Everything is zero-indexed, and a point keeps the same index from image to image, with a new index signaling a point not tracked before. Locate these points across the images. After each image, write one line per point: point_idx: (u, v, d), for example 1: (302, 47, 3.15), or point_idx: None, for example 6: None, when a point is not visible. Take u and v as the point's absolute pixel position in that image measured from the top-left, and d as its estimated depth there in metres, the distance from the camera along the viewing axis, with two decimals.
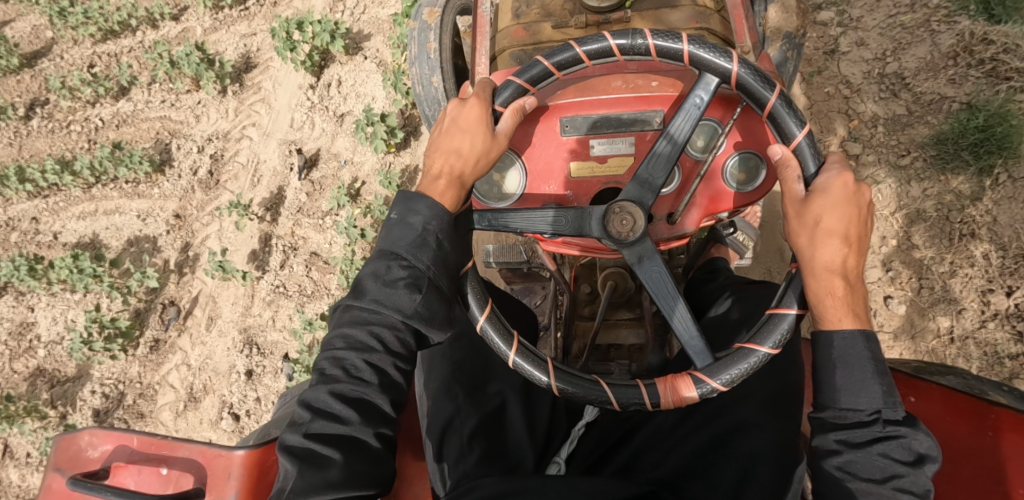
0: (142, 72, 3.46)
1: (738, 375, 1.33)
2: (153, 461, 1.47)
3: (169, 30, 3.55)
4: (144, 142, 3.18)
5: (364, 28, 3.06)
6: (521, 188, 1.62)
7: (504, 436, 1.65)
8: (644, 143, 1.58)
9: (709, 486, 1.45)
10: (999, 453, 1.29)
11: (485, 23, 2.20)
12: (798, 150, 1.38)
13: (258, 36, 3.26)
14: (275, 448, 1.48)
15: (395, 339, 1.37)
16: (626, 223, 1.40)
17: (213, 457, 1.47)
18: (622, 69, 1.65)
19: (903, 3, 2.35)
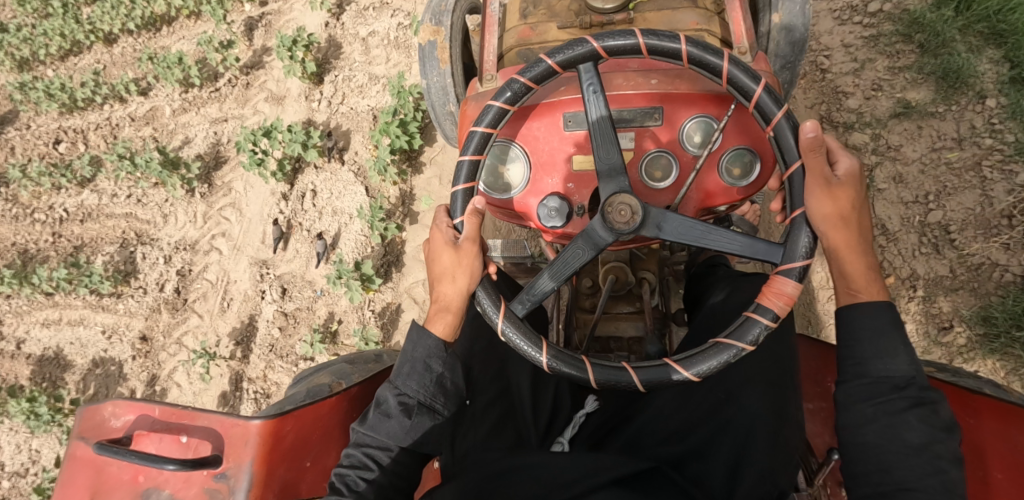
0: (108, 156, 3.22)
1: (762, 337, 1.20)
2: (173, 430, 1.58)
3: (138, 107, 3.30)
4: (108, 245, 2.94)
5: (342, 123, 2.77)
6: (523, 181, 1.59)
7: (508, 416, 1.71)
8: (645, 138, 1.53)
9: (704, 470, 1.39)
10: (979, 438, 1.35)
11: (492, 23, 1.94)
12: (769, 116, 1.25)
13: (229, 124, 2.99)
14: (287, 419, 1.59)
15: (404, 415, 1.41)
16: (627, 211, 1.29)
17: (229, 426, 1.57)
18: (622, 67, 1.56)
19: (949, 136, 2.11)
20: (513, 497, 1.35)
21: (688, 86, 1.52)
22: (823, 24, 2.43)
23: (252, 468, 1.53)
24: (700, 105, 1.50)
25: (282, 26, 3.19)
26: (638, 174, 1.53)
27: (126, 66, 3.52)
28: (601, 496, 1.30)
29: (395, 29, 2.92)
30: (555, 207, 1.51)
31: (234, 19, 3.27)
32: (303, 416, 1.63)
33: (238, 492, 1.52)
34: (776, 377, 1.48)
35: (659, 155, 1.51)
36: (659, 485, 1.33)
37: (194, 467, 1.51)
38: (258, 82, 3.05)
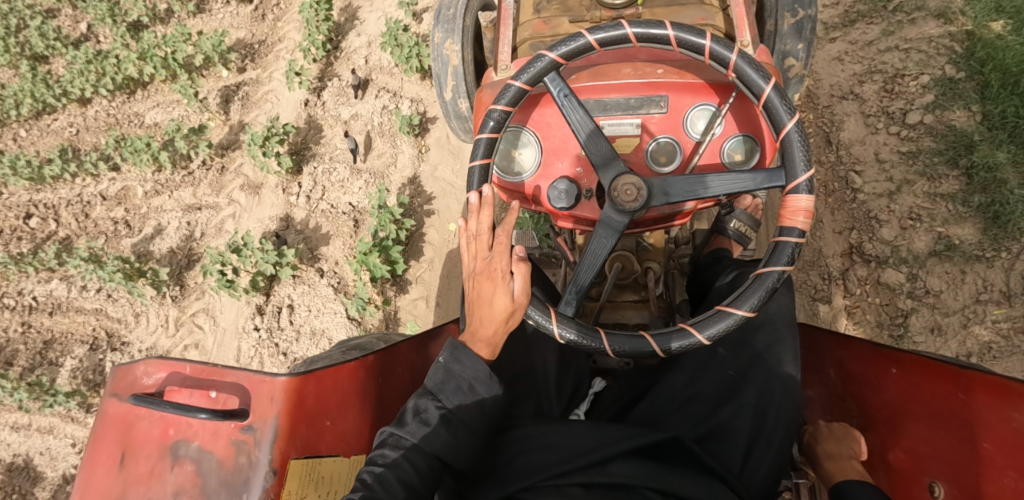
0: (79, 239, 3.00)
1: (760, 302, 1.26)
2: (203, 386, 1.45)
3: (111, 185, 3.09)
4: (76, 347, 2.73)
5: (322, 224, 2.53)
6: (534, 165, 1.58)
7: (525, 388, 1.58)
8: (652, 125, 1.55)
9: (720, 445, 1.41)
10: (971, 414, 1.23)
11: (507, 17, 1.93)
12: (786, 138, 1.30)
13: (202, 213, 2.76)
14: (316, 380, 1.48)
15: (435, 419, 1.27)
16: (635, 189, 1.35)
17: (257, 381, 1.45)
18: (629, 60, 1.60)
19: (996, 287, 1.89)
20: (539, 465, 1.34)
21: (693, 76, 1.55)
22: (854, 130, 2.20)
23: (278, 422, 1.41)
24: (702, 93, 1.53)
25: (259, 99, 2.97)
26: (642, 158, 1.56)
27: (99, 135, 3.30)
28: (626, 462, 1.31)
29: (379, 113, 2.67)
30: (564, 188, 1.51)
31: (210, 94, 3.06)
32: (326, 376, 1.50)
33: (264, 444, 1.38)
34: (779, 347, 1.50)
35: (664, 142, 1.54)
36: (677, 456, 1.35)
37: (224, 418, 1.39)
38: (233, 166, 2.83)
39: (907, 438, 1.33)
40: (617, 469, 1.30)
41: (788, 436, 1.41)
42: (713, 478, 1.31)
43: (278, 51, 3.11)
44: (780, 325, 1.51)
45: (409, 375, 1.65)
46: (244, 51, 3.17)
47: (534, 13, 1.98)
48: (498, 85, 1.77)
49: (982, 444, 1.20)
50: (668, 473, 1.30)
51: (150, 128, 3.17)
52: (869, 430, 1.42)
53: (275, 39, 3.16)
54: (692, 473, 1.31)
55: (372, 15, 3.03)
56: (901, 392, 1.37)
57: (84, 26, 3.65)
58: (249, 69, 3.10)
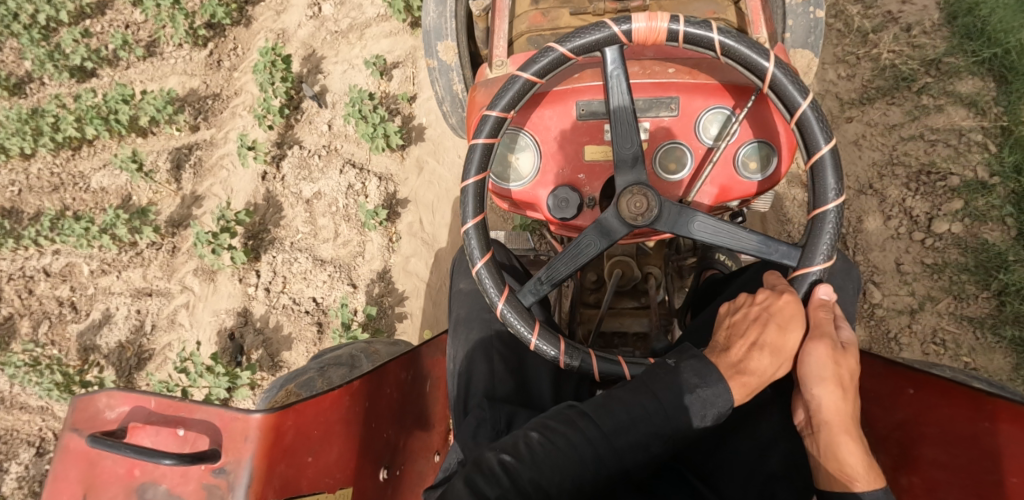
0: (22, 322, 2.73)
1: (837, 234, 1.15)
2: (170, 422, 1.25)
3: (58, 263, 2.82)
4: (20, 451, 2.50)
5: (283, 322, 2.32)
6: (533, 171, 1.44)
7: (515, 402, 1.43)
8: (660, 129, 1.37)
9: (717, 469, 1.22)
10: (996, 443, 1.14)
11: (501, 8, 1.79)
12: (803, 120, 1.17)
13: (152, 301, 2.52)
14: (292, 411, 1.31)
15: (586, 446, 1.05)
16: (641, 198, 1.20)
17: (229, 420, 1.25)
18: (638, 57, 1.43)
19: None
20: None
21: (707, 76, 1.37)
22: (873, 232, 1.98)
23: (253, 464, 1.23)
24: (714, 96, 1.36)
25: (213, 165, 2.70)
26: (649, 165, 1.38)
27: (43, 197, 3.02)
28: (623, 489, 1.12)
29: (343, 194, 2.40)
30: (565, 196, 1.39)
31: (161, 158, 2.79)
32: (305, 410, 1.33)
33: (239, 490, 1.22)
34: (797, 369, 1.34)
35: (671, 148, 1.37)
36: None
37: (192, 463, 1.20)
38: (186, 248, 2.56)
39: (922, 461, 1.22)
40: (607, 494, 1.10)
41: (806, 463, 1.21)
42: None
43: (234, 107, 2.82)
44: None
45: (399, 391, 1.59)
46: (196, 106, 2.88)
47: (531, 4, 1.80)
48: (493, 83, 1.58)
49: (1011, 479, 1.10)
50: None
51: (96, 193, 2.89)
52: (878, 451, 1.31)
53: (231, 91, 2.87)
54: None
55: (337, 68, 2.76)
56: (917, 413, 1.26)
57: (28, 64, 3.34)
58: (203, 129, 2.82)
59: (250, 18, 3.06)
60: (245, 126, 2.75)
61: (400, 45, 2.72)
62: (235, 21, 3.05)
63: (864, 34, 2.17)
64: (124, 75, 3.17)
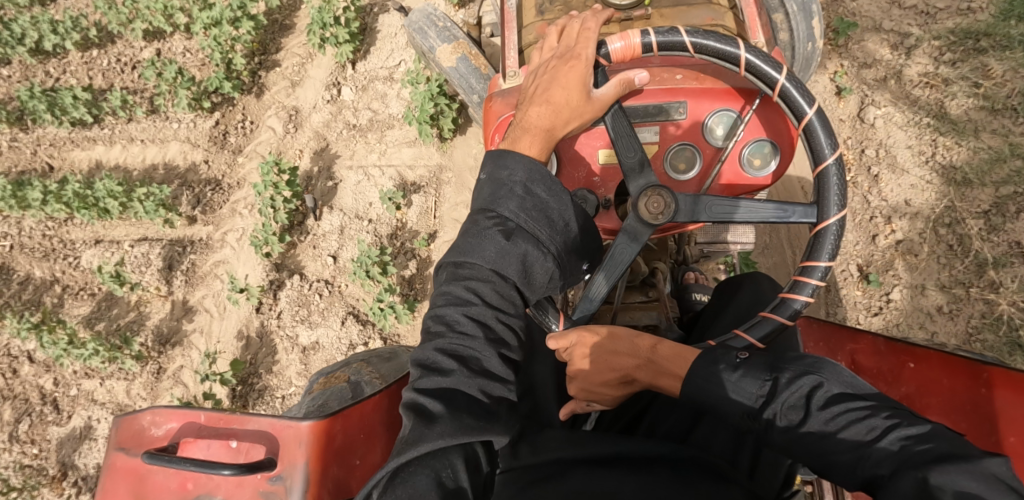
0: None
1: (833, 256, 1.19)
2: (222, 435, 1.33)
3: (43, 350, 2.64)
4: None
5: None
6: (549, 175, 1.43)
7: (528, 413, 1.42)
8: (670, 132, 1.39)
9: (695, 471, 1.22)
10: (993, 409, 1.10)
11: (509, 19, 1.68)
12: (812, 136, 1.21)
13: None
14: (340, 416, 1.34)
15: (499, 311, 1.20)
16: (659, 202, 1.25)
17: (280, 426, 1.31)
18: (646, 63, 1.45)
19: None
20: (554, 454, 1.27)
21: (714, 81, 1.40)
22: None
23: (309, 467, 1.29)
24: (723, 100, 1.38)
25: (207, 273, 2.44)
26: (661, 167, 1.40)
27: (34, 262, 2.79)
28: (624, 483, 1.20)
29: (344, 353, 2.15)
30: (584, 198, 1.36)
31: (151, 250, 2.52)
32: (351, 415, 1.36)
33: (296, 493, 1.27)
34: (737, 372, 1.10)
35: (682, 148, 1.38)
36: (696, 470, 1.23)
37: (249, 471, 1.26)
38: (172, 372, 2.35)
39: None
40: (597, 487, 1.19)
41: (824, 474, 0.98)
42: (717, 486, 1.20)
43: (235, 202, 2.53)
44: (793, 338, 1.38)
45: None
46: (192, 191, 2.58)
47: (537, 14, 1.68)
48: (510, 93, 1.50)
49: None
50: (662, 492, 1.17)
51: (87, 272, 2.68)
52: None
53: (233, 180, 2.57)
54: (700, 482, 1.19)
55: (352, 175, 2.41)
56: (918, 387, 1.22)
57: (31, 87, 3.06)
58: (199, 223, 2.54)
59: (262, 86, 2.73)
60: (246, 228, 2.47)
61: (423, 159, 2.37)
62: (246, 89, 2.72)
63: (981, 263, 1.87)
64: (126, 128, 2.91)
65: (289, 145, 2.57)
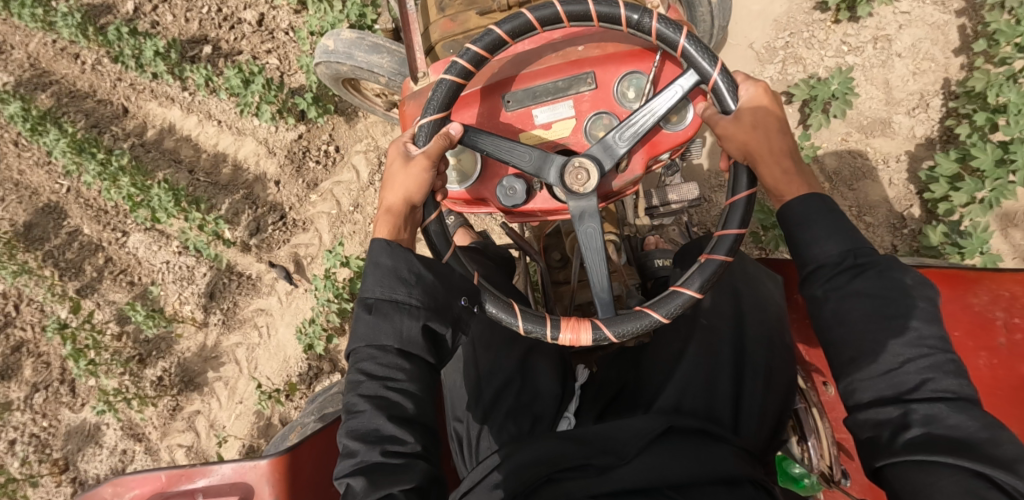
0: (18, 362, 2.53)
1: (748, 207, 1.24)
2: (186, 490, 1.54)
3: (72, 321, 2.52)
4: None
5: None
6: (477, 170, 1.50)
7: (517, 404, 1.51)
8: (584, 103, 1.45)
9: (697, 445, 1.27)
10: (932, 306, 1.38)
11: (411, 20, 1.75)
12: (714, 88, 1.26)
13: (140, 452, 2.25)
14: (297, 452, 1.56)
15: (386, 379, 1.28)
16: (581, 169, 1.30)
17: (242, 473, 1.54)
18: (546, 39, 1.49)
19: None
20: (548, 449, 1.33)
21: (617, 45, 1.45)
22: None
23: None
24: (628, 63, 1.43)
25: (246, 319, 2.23)
26: (582, 138, 1.45)
27: (86, 218, 2.63)
28: (640, 466, 1.25)
29: None
30: (512, 186, 1.47)
31: (197, 267, 2.32)
32: (308, 446, 1.58)
33: None
34: (800, 230, 1.16)
35: (598, 117, 1.44)
36: (687, 434, 1.30)
37: None
38: (189, 414, 2.22)
39: None
40: (618, 479, 1.24)
41: (879, 391, 1.07)
42: (717, 450, 1.27)
43: (295, 246, 2.26)
44: (722, 299, 1.53)
45: None
46: (252, 211, 2.33)
47: (440, 11, 1.76)
48: (420, 94, 1.59)
49: (981, 361, 1.31)
50: (659, 465, 1.24)
51: (131, 257, 2.50)
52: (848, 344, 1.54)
53: (300, 220, 2.29)
54: (705, 453, 1.26)
55: None
56: None
57: (127, 9, 2.74)
58: (252, 254, 2.28)
59: (357, 111, 2.37)
60: (300, 282, 2.23)
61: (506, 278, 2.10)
62: (339, 109, 2.37)
63: None
64: (207, 101, 2.63)
65: (368, 199, 2.26)
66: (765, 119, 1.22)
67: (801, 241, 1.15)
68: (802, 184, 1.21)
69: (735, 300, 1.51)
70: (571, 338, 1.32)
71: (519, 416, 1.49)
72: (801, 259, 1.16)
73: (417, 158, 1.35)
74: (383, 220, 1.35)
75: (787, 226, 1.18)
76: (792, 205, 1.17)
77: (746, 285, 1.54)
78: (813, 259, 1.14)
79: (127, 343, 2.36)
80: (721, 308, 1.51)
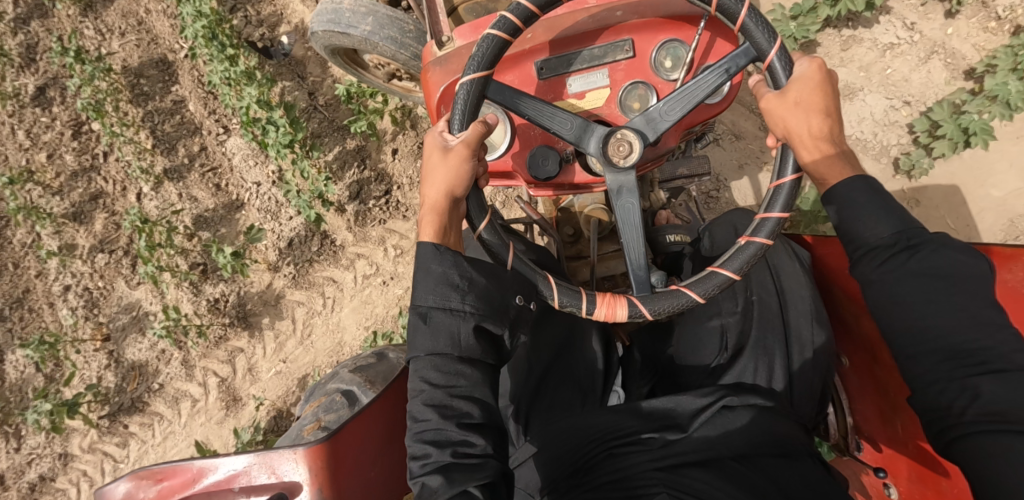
0: (93, 211, 2.56)
1: (790, 201, 1.25)
2: (221, 482, 1.48)
3: (152, 198, 2.46)
4: (15, 347, 2.53)
5: None
6: (507, 139, 1.47)
7: (571, 377, 1.62)
8: (620, 72, 1.43)
9: (752, 421, 1.37)
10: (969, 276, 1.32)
11: None
12: (771, 68, 1.23)
13: (174, 361, 2.26)
14: (335, 437, 1.50)
15: (450, 387, 1.25)
16: (624, 142, 1.28)
17: (278, 461, 1.47)
18: (581, 4, 1.45)
19: None
20: (606, 424, 1.42)
21: (655, 12, 1.41)
22: None
23: (320, 492, 1.45)
24: (665, 32, 1.42)
25: (315, 284, 2.18)
26: (615, 108, 1.43)
27: (196, 94, 2.51)
28: (699, 437, 1.35)
29: None
30: (543, 154, 1.45)
31: (286, 207, 2.22)
32: (348, 432, 1.53)
33: None
34: (848, 209, 1.18)
35: (634, 87, 1.42)
36: (752, 409, 1.39)
37: None
38: (232, 348, 2.20)
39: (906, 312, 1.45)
40: (679, 450, 1.33)
41: (938, 365, 1.11)
42: (777, 424, 1.37)
43: (389, 229, 2.19)
44: (765, 279, 1.56)
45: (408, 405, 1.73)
46: (358, 171, 2.21)
47: None
48: (446, 60, 1.49)
49: (1016, 331, 1.26)
50: (725, 442, 1.34)
51: (226, 160, 2.41)
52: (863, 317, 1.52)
53: (402, 207, 2.19)
54: (763, 425, 1.36)
55: None
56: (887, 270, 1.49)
57: None
58: (344, 220, 2.18)
59: None
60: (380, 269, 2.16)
61: None
62: None
63: None
64: None
65: None
66: (811, 95, 1.19)
67: (850, 220, 1.17)
68: (846, 168, 1.20)
69: (775, 285, 1.56)
70: (607, 313, 1.31)
71: (571, 386, 1.61)
72: (850, 239, 1.18)
73: (455, 148, 1.29)
74: (427, 220, 1.31)
75: (831, 207, 1.20)
76: (846, 185, 1.18)
77: (788, 266, 1.57)
78: (864, 239, 1.16)
79: (195, 246, 2.31)
80: (760, 303, 1.54)
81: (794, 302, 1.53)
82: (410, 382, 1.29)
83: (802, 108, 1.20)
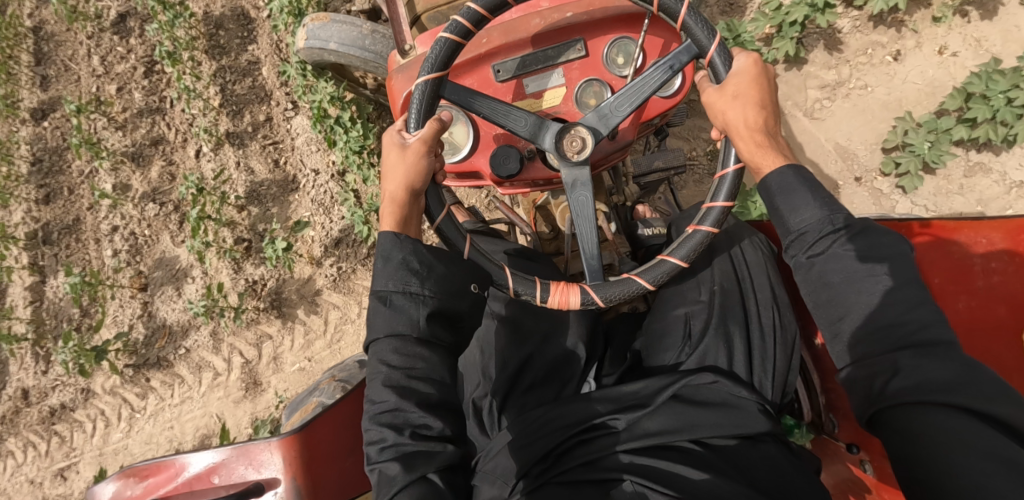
0: (151, 156, 2.55)
1: (733, 192, 1.33)
2: (200, 478, 1.47)
3: (210, 159, 2.43)
4: (58, 273, 2.58)
5: None
6: (471, 139, 1.57)
7: (541, 369, 1.57)
8: (574, 71, 1.52)
9: (724, 399, 1.38)
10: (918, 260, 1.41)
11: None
12: (712, 62, 1.32)
13: (201, 329, 2.27)
14: (312, 425, 1.51)
15: (408, 369, 1.32)
16: (579, 139, 1.36)
17: (257, 451, 1.47)
18: (534, 8, 1.55)
19: None
20: (567, 418, 1.44)
21: (604, 8, 1.50)
22: None
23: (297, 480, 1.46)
24: (617, 29, 1.51)
25: (354, 290, 2.20)
26: (572, 106, 1.52)
27: (276, 63, 2.45)
28: (666, 417, 1.38)
29: None
30: (505, 154, 1.52)
31: (339, 204, 2.21)
32: (324, 421, 1.53)
33: None
34: (779, 200, 1.24)
35: (589, 84, 1.50)
36: (715, 397, 1.39)
37: None
38: (262, 332, 2.22)
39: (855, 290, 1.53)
40: (646, 436, 1.37)
41: (874, 346, 1.14)
42: (746, 413, 1.36)
43: None
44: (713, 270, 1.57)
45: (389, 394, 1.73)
46: None
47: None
48: (408, 67, 1.58)
49: (961, 303, 1.35)
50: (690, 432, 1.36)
51: (290, 139, 2.36)
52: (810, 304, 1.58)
53: None
54: (731, 416, 1.36)
55: None
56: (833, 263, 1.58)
57: None
58: None
59: None
60: None
61: None
62: None
63: None
64: None
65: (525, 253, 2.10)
66: (748, 89, 1.27)
67: (783, 210, 1.24)
68: (778, 157, 1.27)
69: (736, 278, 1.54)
70: (559, 300, 1.38)
71: (539, 376, 1.57)
72: (784, 228, 1.24)
73: (412, 145, 1.37)
74: (387, 213, 1.39)
75: (768, 197, 1.26)
76: (779, 173, 1.25)
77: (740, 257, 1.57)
78: (795, 226, 1.23)
79: (243, 220, 2.29)
80: (723, 299, 1.52)
81: (757, 293, 1.51)
82: (369, 365, 1.36)
83: (745, 96, 1.28)
